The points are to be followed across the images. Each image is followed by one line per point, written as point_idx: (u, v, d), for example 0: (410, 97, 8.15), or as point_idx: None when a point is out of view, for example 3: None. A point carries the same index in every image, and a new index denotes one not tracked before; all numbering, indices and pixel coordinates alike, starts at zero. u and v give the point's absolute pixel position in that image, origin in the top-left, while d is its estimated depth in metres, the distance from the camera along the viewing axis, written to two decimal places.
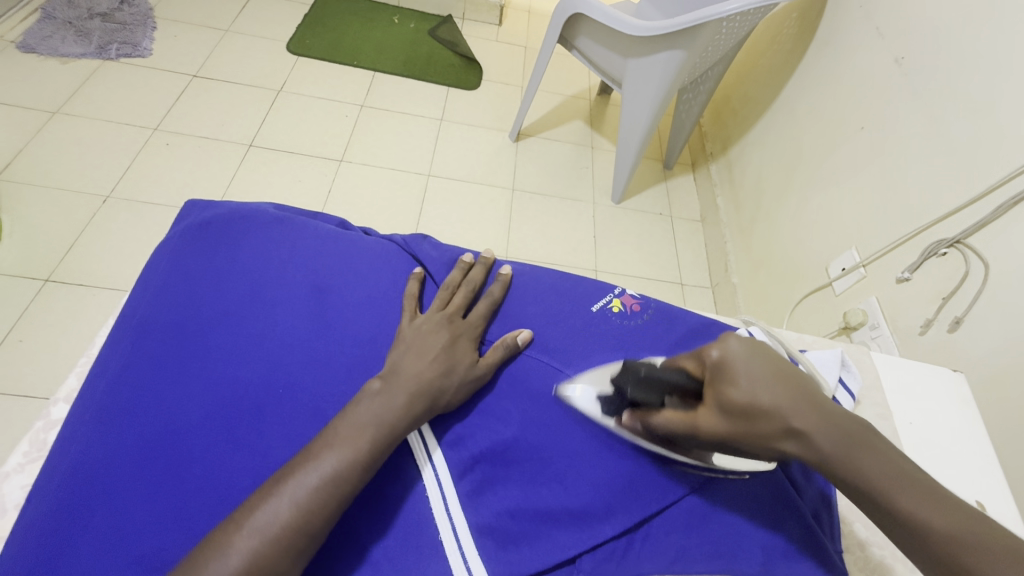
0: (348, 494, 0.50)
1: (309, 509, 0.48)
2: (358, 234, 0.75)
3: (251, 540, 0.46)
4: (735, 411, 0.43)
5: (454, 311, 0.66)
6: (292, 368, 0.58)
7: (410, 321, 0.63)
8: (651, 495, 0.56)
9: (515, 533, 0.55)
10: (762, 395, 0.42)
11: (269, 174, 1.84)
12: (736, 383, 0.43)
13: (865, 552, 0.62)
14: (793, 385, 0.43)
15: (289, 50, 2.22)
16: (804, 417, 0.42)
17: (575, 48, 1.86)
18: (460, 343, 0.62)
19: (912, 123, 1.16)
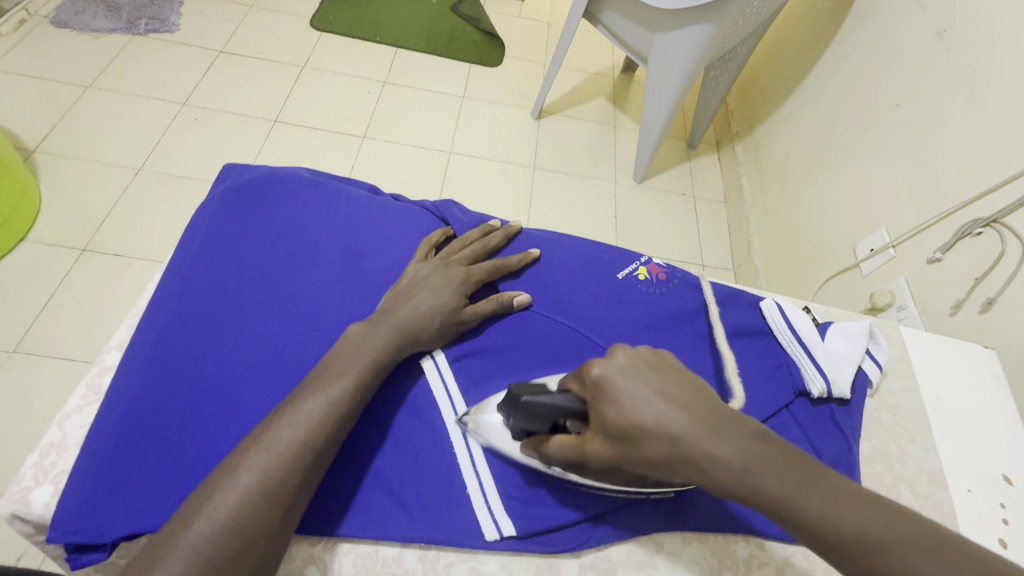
0: (344, 420, 0.53)
1: (314, 431, 0.51)
2: (389, 200, 0.77)
3: (265, 458, 0.48)
4: (620, 437, 0.46)
5: (460, 261, 0.69)
6: (330, 327, 0.61)
7: (418, 263, 0.68)
8: None
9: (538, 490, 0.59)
10: (646, 414, 0.45)
11: (293, 150, 1.87)
12: (616, 404, 0.46)
13: None
14: (682, 401, 0.46)
15: (313, 26, 2.22)
16: (682, 437, 0.44)
17: (600, 22, 1.83)
18: (455, 289, 0.65)
19: (951, 100, 1.13)
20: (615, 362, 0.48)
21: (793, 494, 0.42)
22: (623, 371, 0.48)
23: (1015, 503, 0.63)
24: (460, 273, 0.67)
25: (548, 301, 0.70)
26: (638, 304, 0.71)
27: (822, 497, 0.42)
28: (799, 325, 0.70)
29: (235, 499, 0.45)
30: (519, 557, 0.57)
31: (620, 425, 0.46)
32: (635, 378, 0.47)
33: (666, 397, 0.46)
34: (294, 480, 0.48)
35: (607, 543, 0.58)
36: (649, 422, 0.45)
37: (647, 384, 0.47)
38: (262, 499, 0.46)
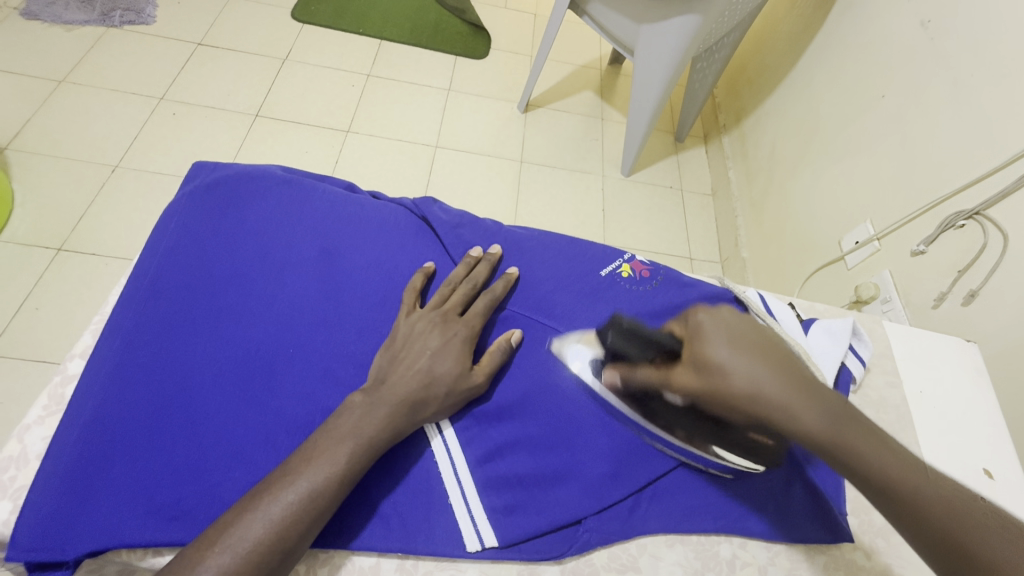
0: (325, 510, 0.48)
1: (286, 526, 0.46)
2: (366, 198, 0.75)
3: (264, 521, 0.46)
4: (709, 371, 0.47)
5: (450, 309, 0.63)
6: (303, 330, 0.60)
7: (406, 316, 0.62)
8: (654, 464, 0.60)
9: (519, 497, 0.58)
10: (738, 358, 0.47)
11: (275, 145, 1.83)
12: (714, 341, 0.48)
13: (870, 516, 0.62)
14: (779, 360, 0.48)
15: (294, 18, 2.18)
16: (778, 385, 0.46)
17: (587, 13, 1.81)
18: (456, 344, 0.60)
19: (935, 91, 1.13)
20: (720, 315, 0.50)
21: (876, 458, 0.45)
22: (726, 321, 0.50)
23: (996, 496, 0.63)
24: (460, 330, 0.61)
25: (532, 301, 0.69)
26: (622, 303, 0.70)
27: (898, 459, 0.45)
28: (780, 315, 0.69)
29: (238, 563, 0.44)
30: (500, 564, 0.56)
31: (713, 360, 0.47)
32: (735, 330, 0.49)
33: (762, 350, 0.47)
34: (289, 538, 0.46)
35: (590, 549, 0.57)
36: (731, 366, 0.46)
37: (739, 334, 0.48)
38: (263, 558, 0.45)
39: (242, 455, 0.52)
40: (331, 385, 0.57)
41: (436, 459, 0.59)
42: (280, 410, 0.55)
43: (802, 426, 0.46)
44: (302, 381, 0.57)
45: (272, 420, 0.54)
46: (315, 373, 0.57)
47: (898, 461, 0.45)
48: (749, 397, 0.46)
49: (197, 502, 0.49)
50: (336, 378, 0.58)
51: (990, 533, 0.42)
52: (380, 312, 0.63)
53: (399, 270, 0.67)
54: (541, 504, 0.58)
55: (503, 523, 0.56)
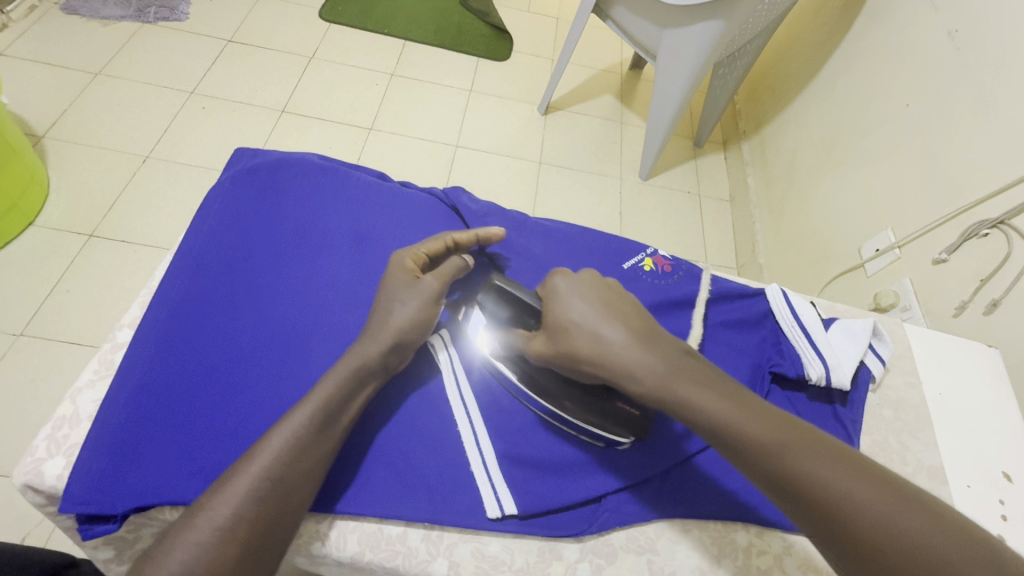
0: (318, 450, 0.52)
1: (283, 464, 0.49)
2: (397, 186, 0.77)
3: (264, 457, 0.49)
4: (558, 335, 0.55)
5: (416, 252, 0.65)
6: (336, 309, 0.62)
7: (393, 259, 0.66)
8: (672, 448, 0.62)
9: (541, 473, 0.61)
10: (580, 320, 0.54)
11: (301, 140, 1.88)
12: (561, 308, 0.56)
13: None
14: (620, 319, 0.55)
15: (323, 17, 2.23)
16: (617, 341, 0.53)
17: (609, 18, 1.83)
18: (426, 286, 0.61)
19: (961, 101, 1.12)
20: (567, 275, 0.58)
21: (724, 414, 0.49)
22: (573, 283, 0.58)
23: (1015, 499, 0.62)
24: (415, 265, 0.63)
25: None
26: (644, 295, 0.71)
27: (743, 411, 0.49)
28: (803, 312, 0.70)
29: (242, 493, 0.47)
30: (522, 538, 0.58)
31: (559, 324, 0.55)
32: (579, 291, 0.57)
33: (606, 315, 0.55)
34: (287, 474, 0.49)
35: (608, 528, 0.59)
36: (577, 329, 0.54)
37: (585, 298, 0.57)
38: (265, 487, 0.48)
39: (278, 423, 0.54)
40: None
41: (461, 433, 0.62)
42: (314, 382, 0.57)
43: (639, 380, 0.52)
44: (334, 355, 0.59)
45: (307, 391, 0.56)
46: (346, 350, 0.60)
47: (747, 408, 0.49)
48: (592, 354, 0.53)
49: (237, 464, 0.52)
50: None
51: (832, 472, 0.45)
52: None
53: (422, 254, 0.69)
54: (562, 483, 0.60)
55: (524, 495, 0.58)
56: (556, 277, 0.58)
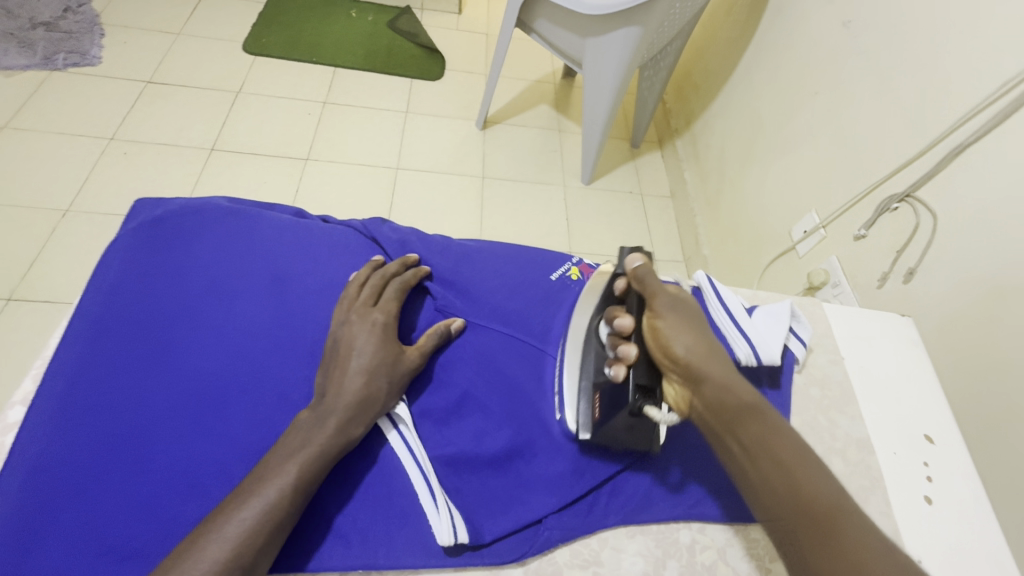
0: (282, 527, 0.45)
1: (246, 546, 0.43)
2: (316, 222, 0.74)
3: (223, 543, 0.43)
4: (657, 340, 0.54)
5: (365, 303, 0.58)
6: (255, 358, 0.59)
7: (341, 317, 0.58)
8: (630, 439, 0.56)
9: (486, 496, 0.52)
10: (682, 333, 0.53)
11: (234, 178, 1.83)
12: (673, 317, 0.54)
13: None
14: (707, 351, 0.53)
15: (247, 51, 2.18)
16: (704, 355, 0.52)
17: (534, 31, 1.86)
18: (381, 332, 0.56)
19: (862, 86, 1.20)
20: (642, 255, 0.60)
21: (743, 431, 0.48)
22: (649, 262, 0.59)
23: (937, 460, 0.66)
24: (379, 319, 0.57)
25: (484, 308, 0.62)
26: (572, 307, 0.64)
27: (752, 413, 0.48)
28: (729, 302, 0.66)
29: None
30: (464, 571, 0.50)
31: (659, 331, 0.54)
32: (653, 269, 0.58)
33: (698, 332, 0.54)
34: (248, 555, 0.43)
35: (552, 545, 0.51)
36: (672, 322, 0.53)
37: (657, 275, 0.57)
38: (234, 572, 0.42)
39: (195, 488, 0.51)
40: (287, 411, 0.56)
41: (400, 458, 0.52)
42: (236, 439, 0.54)
43: (713, 394, 0.50)
44: (258, 409, 0.56)
45: (226, 450, 0.53)
46: (270, 402, 0.56)
47: (767, 416, 0.49)
48: (660, 335, 0.53)
49: (150, 539, 0.49)
50: (292, 404, 0.56)
51: (789, 472, 0.44)
52: None
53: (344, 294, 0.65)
54: (511, 498, 0.52)
55: (476, 516, 0.50)
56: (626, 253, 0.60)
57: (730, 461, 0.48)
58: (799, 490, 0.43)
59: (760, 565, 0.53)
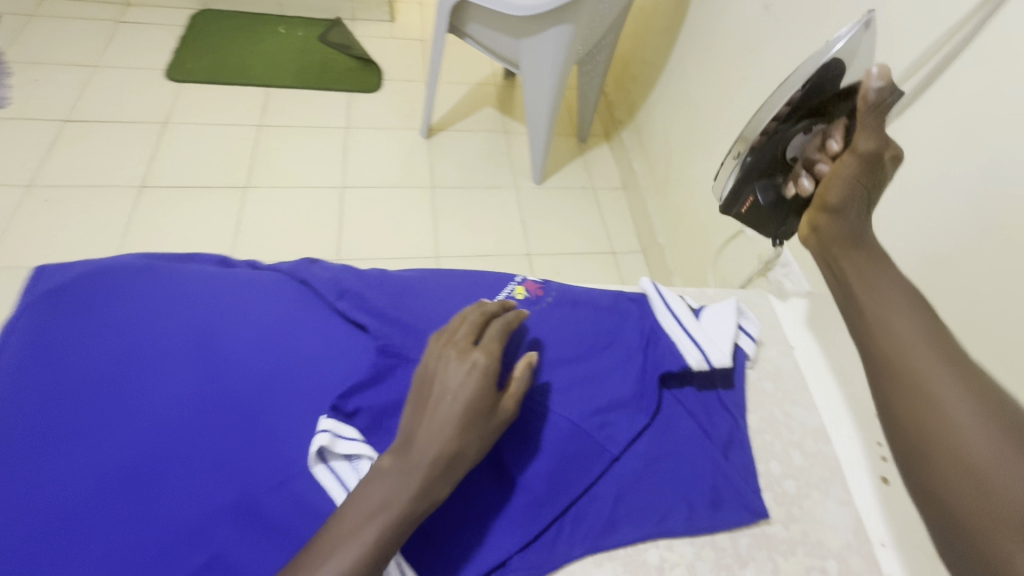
0: None
1: None
2: (246, 268, 0.68)
3: None
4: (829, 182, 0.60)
5: (464, 340, 0.53)
6: (185, 426, 0.52)
7: (429, 352, 0.53)
8: (589, 464, 0.54)
9: (444, 548, 0.52)
10: (842, 191, 0.59)
11: (170, 215, 1.74)
12: (846, 173, 0.59)
13: (782, 487, 0.61)
14: (854, 200, 0.58)
15: (170, 78, 2.07)
16: (862, 196, 0.59)
17: (467, 35, 1.82)
18: (480, 378, 0.50)
19: (787, 67, 1.22)
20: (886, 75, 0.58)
21: (876, 293, 0.53)
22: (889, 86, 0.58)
23: None
24: (484, 360, 0.51)
25: (425, 342, 0.58)
26: (518, 329, 0.61)
27: (897, 334, 0.50)
28: (674, 304, 0.66)
29: None
30: None
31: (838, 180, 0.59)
32: (885, 98, 0.58)
33: (850, 184, 0.59)
34: None
35: None
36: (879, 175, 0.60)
37: (885, 103, 0.58)
38: None
39: None
40: (225, 482, 0.50)
41: (328, 491, 0.50)
42: (171, 518, 0.48)
43: (840, 228, 0.58)
44: (194, 483, 0.50)
45: (159, 533, 0.47)
46: (198, 476, 0.50)
47: (908, 308, 0.51)
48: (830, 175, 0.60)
49: None
50: (231, 471, 0.50)
51: (942, 404, 0.46)
52: (273, 385, 0.54)
53: (282, 335, 0.57)
54: (469, 546, 0.52)
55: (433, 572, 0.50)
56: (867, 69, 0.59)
57: (836, 291, 0.56)
58: (951, 456, 0.45)
59: (729, 574, 0.55)
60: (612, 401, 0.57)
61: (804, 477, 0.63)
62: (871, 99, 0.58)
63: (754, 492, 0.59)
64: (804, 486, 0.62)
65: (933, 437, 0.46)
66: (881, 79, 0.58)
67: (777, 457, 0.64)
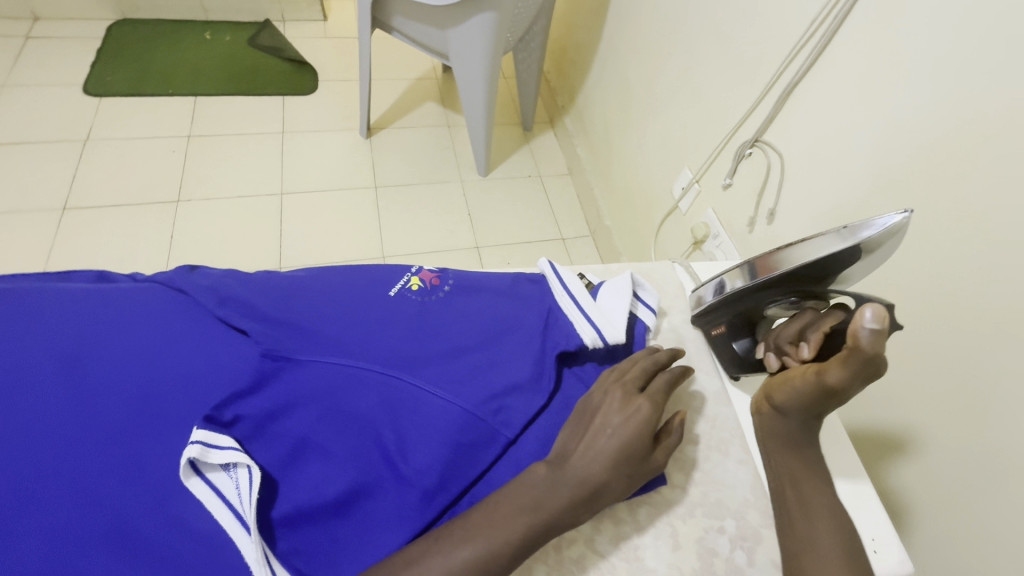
0: None
1: None
2: (125, 283, 0.65)
3: None
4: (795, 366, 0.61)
5: (635, 383, 0.59)
6: (44, 457, 0.51)
7: (601, 389, 0.58)
8: (479, 452, 0.54)
9: (329, 550, 0.51)
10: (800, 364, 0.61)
11: (96, 235, 1.67)
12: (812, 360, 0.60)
13: (680, 454, 0.66)
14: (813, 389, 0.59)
15: (88, 93, 1.98)
16: (807, 409, 0.59)
17: (394, 29, 1.77)
18: (643, 427, 0.55)
19: (705, 40, 1.23)
20: (884, 320, 0.52)
21: (796, 466, 0.59)
22: (884, 333, 0.52)
23: None
24: (645, 408, 0.56)
25: (316, 342, 0.56)
26: (413, 321, 0.60)
27: (811, 477, 0.58)
28: (572, 284, 0.67)
29: None
30: None
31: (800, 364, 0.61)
32: (877, 350, 0.52)
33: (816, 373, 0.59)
34: None
35: None
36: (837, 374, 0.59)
37: (875, 353, 0.53)
38: None
39: None
40: (86, 510, 0.49)
41: (205, 504, 0.50)
42: (30, 554, 0.47)
43: (790, 405, 0.60)
44: (54, 515, 0.49)
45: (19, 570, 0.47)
46: (63, 506, 0.49)
47: (824, 481, 0.57)
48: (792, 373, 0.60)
49: None
50: (92, 498, 0.49)
51: (816, 531, 0.53)
52: (148, 407, 0.54)
53: (157, 353, 0.56)
54: (355, 546, 0.51)
55: None
56: (865, 304, 0.53)
57: (769, 450, 0.61)
58: (807, 554, 0.52)
59: (628, 542, 0.59)
60: (508, 385, 0.57)
61: (701, 442, 0.67)
62: (862, 345, 0.52)
63: None
64: (701, 450, 0.67)
65: (801, 557, 0.52)
66: (874, 325, 0.52)
67: (676, 426, 0.68)
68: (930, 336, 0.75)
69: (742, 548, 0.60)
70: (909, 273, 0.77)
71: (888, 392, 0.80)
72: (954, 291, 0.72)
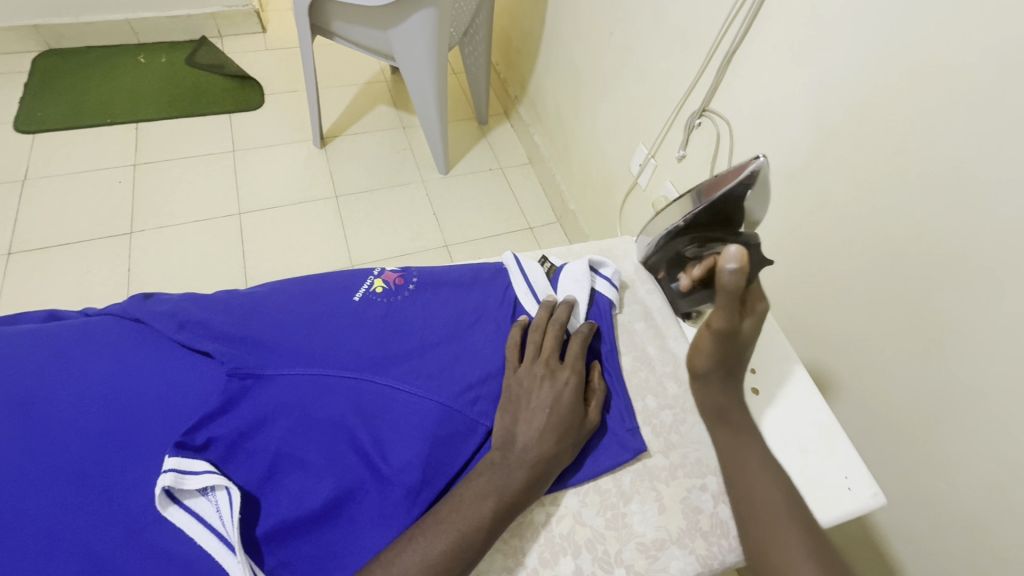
0: None
1: None
2: (76, 319, 0.63)
3: None
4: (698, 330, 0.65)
5: (550, 355, 0.61)
6: (6, 503, 0.49)
7: (515, 368, 0.60)
8: (456, 445, 0.55)
9: (317, 558, 0.51)
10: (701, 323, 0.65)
11: (47, 277, 1.60)
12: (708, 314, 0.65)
13: (659, 419, 0.68)
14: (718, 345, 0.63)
15: (21, 130, 1.89)
16: (721, 363, 0.62)
17: (335, 34, 1.74)
18: (571, 396, 0.59)
19: (644, 16, 1.24)
20: (743, 259, 0.56)
21: (729, 436, 0.61)
22: (744, 270, 0.57)
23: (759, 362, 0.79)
24: (568, 377, 0.60)
25: (281, 356, 0.55)
26: (379, 324, 0.60)
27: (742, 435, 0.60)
28: (533, 277, 0.70)
29: None
30: None
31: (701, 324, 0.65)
32: (738, 286, 0.57)
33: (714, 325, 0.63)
34: None
35: None
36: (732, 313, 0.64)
37: (736, 290, 0.57)
38: None
39: None
40: (60, 551, 0.48)
41: (185, 530, 0.49)
42: None
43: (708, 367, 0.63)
44: (25, 561, 0.47)
45: None
46: (35, 549, 0.48)
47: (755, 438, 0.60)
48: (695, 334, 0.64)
49: None
50: (65, 539, 0.48)
51: (759, 485, 0.56)
52: (115, 441, 0.52)
53: (118, 387, 0.55)
54: (343, 551, 0.51)
55: None
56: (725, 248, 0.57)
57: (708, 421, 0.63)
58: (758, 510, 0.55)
59: (615, 512, 0.61)
60: (479, 377, 0.59)
61: (678, 404, 0.70)
62: (724, 284, 0.57)
63: (631, 431, 0.64)
64: (679, 413, 0.69)
65: (749, 514, 0.55)
66: (734, 264, 0.56)
67: (653, 393, 0.70)
68: (883, 279, 0.78)
69: (724, 501, 0.62)
70: (859, 222, 0.80)
71: (852, 336, 0.84)
72: (898, 235, 0.75)
